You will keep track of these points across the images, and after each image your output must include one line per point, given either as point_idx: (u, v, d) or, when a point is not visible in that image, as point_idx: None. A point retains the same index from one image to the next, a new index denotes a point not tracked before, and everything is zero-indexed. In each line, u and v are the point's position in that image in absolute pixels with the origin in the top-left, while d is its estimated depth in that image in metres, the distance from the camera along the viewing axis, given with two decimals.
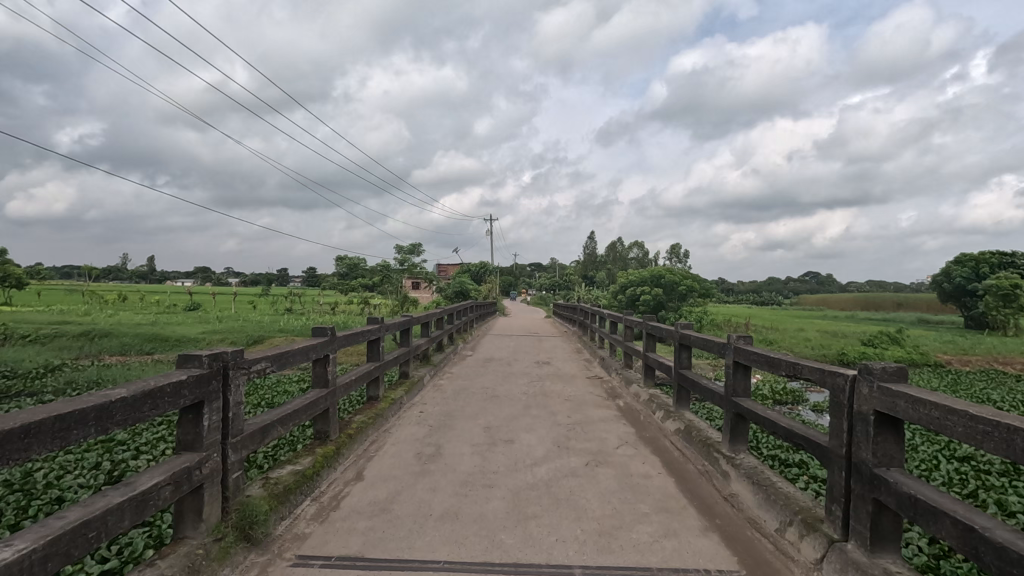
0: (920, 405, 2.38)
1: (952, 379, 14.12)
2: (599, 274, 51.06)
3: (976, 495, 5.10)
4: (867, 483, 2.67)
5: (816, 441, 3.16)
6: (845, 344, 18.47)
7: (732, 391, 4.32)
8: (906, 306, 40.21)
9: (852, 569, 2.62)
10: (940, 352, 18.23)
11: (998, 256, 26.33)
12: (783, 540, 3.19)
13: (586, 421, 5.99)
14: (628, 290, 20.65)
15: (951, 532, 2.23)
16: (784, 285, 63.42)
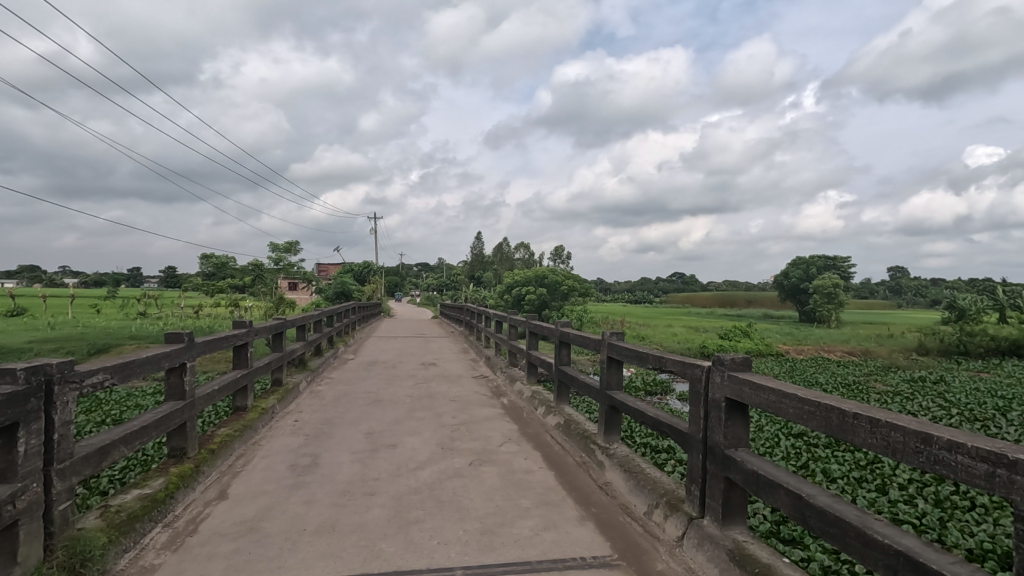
0: (761, 390, 2.69)
1: (790, 366, 16.23)
2: (486, 274, 51.68)
3: (807, 466, 5.93)
4: (720, 463, 2.95)
5: (678, 428, 3.44)
6: (706, 338, 20.46)
7: (606, 385, 4.57)
8: (754, 303, 45.50)
9: (707, 543, 2.89)
10: (780, 342, 20.87)
11: (823, 260, 30.74)
12: (650, 522, 3.44)
13: (471, 420, 6.02)
14: (514, 290, 21.11)
15: (784, 500, 2.54)
16: (655, 284, 68.81)
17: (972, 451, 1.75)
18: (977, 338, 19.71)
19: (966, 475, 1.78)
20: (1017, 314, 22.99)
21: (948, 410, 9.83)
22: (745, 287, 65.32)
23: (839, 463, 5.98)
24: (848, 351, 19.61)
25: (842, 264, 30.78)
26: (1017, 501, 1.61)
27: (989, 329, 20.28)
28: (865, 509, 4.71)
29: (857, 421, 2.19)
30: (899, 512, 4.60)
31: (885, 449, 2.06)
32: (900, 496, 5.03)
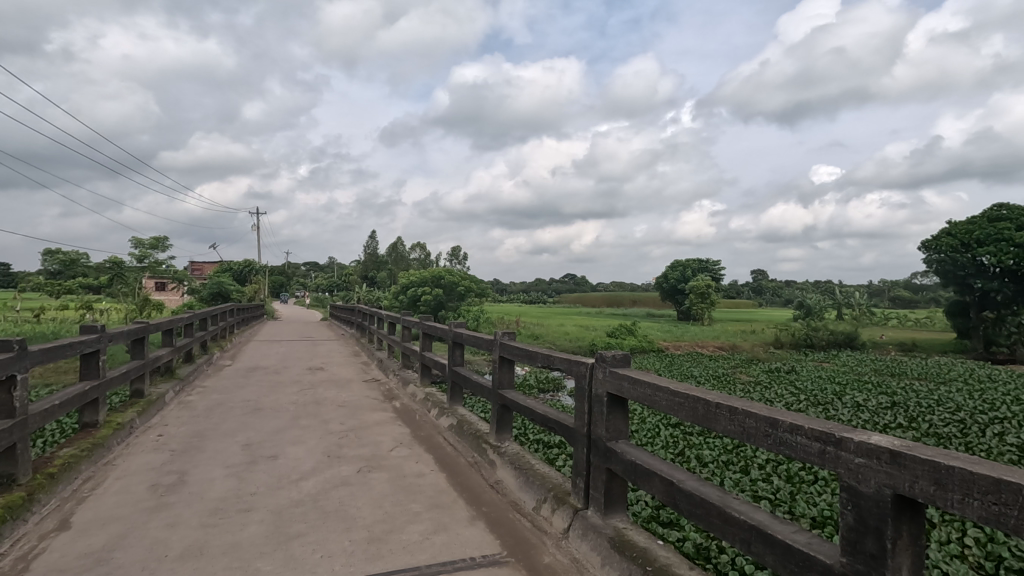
0: (638, 384, 2.86)
1: (669, 361, 17.56)
2: (380, 274, 50.24)
3: (683, 453, 6.45)
4: (602, 455, 3.10)
5: (565, 424, 3.57)
6: (595, 336, 21.46)
7: (498, 384, 4.63)
8: (639, 303, 48.59)
9: (591, 532, 3.02)
10: (661, 339, 22.45)
11: (698, 262, 33.58)
12: (538, 516, 3.53)
13: (360, 426, 5.80)
14: (409, 291, 20.69)
15: (658, 487, 2.72)
16: (549, 284, 71.01)
17: (808, 432, 2.00)
18: (820, 332, 22.66)
19: (803, 454, 2.03)
20: (850, 311, 26.78)
21: (798, 396, 11.22)
22: (630, 287, 69.57)
23: (710, 449, 6.58)
24: (719, 346, 21.60)
25: (713, 267, 33.83)
26: (842, 474, 1.85)
27: (829, 325, 23.42)
28: (731, 489, 5.21)
29: (719, 410, 2.41)
30: (757, 489, 5.15)
31: (741, 434, 2.29)
32: (759, 475, 5.63)
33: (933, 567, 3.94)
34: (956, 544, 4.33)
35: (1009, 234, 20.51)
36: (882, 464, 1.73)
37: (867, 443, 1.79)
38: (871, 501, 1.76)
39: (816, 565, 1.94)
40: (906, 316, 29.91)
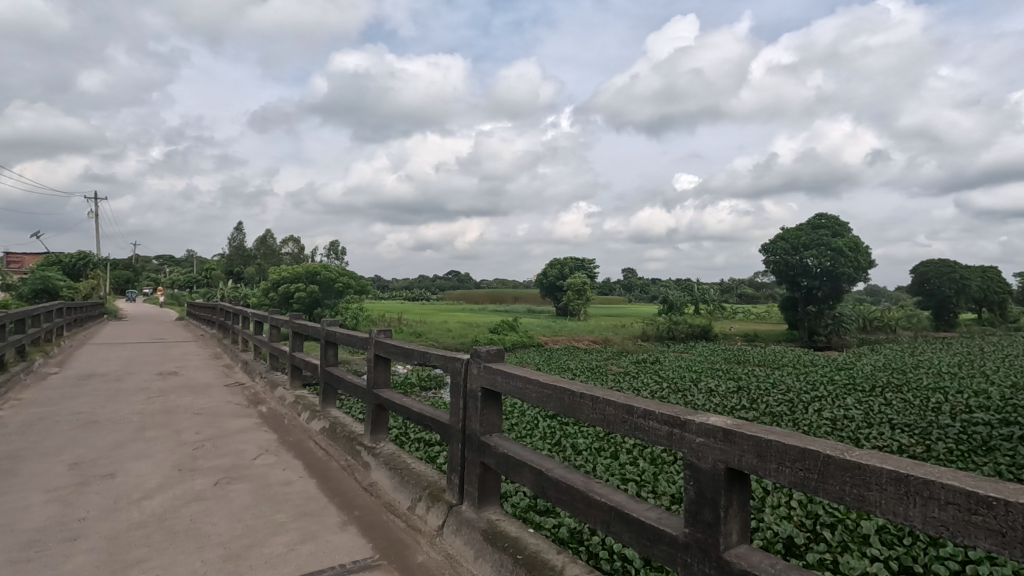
0: (510, 378, 2.94)
1: (548, 355, 18.28)
2: (248, 269, 46.41)
3: (560, 443, 6.77)
4: (476, 450, 3.14)
5: (440, 421, 3.56)
6: (478, 332, 21.67)
7: (373, 383, 4.49)
8: (520, 299, 49.96)
9: (464, 527, 3.05)
10: (541, 334, 23.26)
11: (575, 261, 35.23)
12: (413, 515, 3.49)
13: (220, 434, 5.30)
14: (280, 288, 19.33)
15: (528, 477, 2.82)
16: (432, 281, 70.46)
17: (657, 415, 2.19)
18: (680, 326, 24.96)
19: (654, 436, 2.21)
20: (705, 306, 29.82)
21: (661, 385, 12.28)
22: (512, 284, 71.24)
23: (584, 437, 6.97)
24: (593, 340, 22.89)
25: (589, 265, 35.73)
26: (685, 453, 2.06)
27: (687, 319, 25.88)
28: (602, 474, 5.57)
29: (583, 399, 2.54)
30: (624, 472, 5.55)
31: (602, 421, 2.44)
32: (628, 459, 6.07)
33: (766, 529, 4.54)
34: (785, 507, 5.01)
35: (827, 240, 24.15)
36: (717, 442, 1.95)
37: (706, 423, 1.99)
38: (708, 475, 1.97)
39: (665, 538, 2.14)
40: (748, 311, 33.98)
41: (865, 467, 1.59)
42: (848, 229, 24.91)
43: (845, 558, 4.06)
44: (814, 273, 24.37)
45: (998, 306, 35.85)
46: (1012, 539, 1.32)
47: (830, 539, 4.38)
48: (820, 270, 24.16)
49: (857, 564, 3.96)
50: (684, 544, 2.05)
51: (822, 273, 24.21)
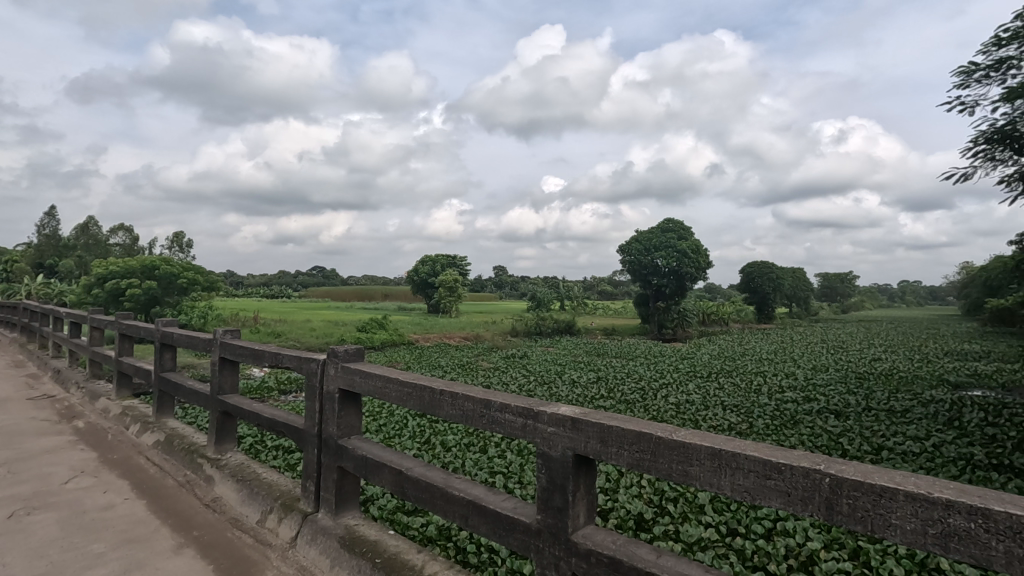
0: (369, 377, 2.86)
1: (418, 353, 18.04)
2: (65, 262, 39.71)
3: (429, 441, 6.74)
4: (333, 454, 3.00)
5: (294, 426, 3.35)
6: (344, 330, 20.71)
7: (218, 389, 4.10)
8: (390, 296, 48.74)
9: (319, 536, 2.91)
10: (411, 332, 22.88)
11: (446, 258, 35.07)
12: (263, 530, 3.24)
13: (19, 457, 4.47)
14: (107, 284, 16.79)
15: (388, 478, 2.77)
16: (295, 277, 66.03)
17: (513, 408, 2.27)
18: (547, 321, 26.11)
19: (510, 428, 2.29)
20: (569, 303, 31.48)
21: (528, 379, 12.75)
22: (382, 281, 69.22)
23: (454, 434, 7.01)
24: (464, 336, 23.05)
25: (460, 262, 35.83)
26: (538, 443, 2.16)
27: (554, 315, 27.13)
28: (471, 469, 5.64)
29: (442, 396, 2.56)
30: (493, 466, 5.68)
31: (461, 416, 2.48)
32: (496, 452, 6.23)
33: (619, 508, 4.94)
34: (636, 486, 5.49)
35: (673, 242, 26.80)
36: (566, 430, 2.07)
37: (556, 413, 2.11)
38: (558, 462, 2.09)
39: (519, 526, 2.23)
40: (608, 307, 36.54)
41: (687, 446, 1.79)
42: (691, 232, 27.88)
43: (685, 527, 4.55)
44: (663, 271, 26.89)
45: (803, 301, 42.48)
46: (796, 496, 1.56)
47: (673, 511, 4.88)
48: (668, 269, 26.73)
49: (694, 532, 4.47)
50: (537, 530, 2.16)
51: (669, 272, 26.81)
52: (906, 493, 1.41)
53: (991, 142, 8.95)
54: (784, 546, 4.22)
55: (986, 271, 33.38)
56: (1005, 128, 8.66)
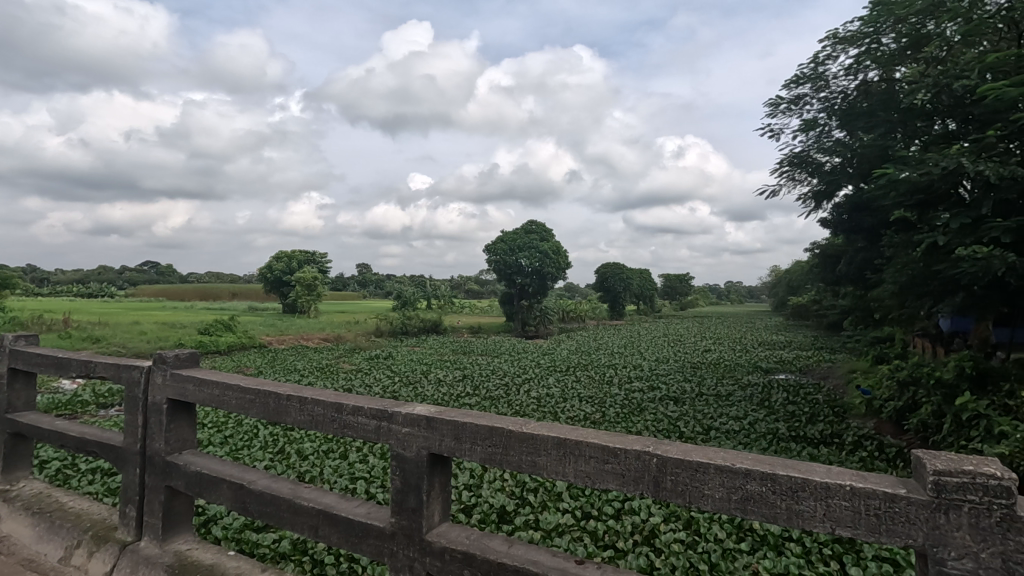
0: (204, 385, 2.59)
1: (272, 356, 16.72)
2: None
3: (283, 451, 6.28)
4: (160, 473, 2.67)
5: (111, 445, 2.92)
6: (182, 333, 18.45)
7: (8, 406, 3.42)
8: (239, 295, 44.49)
9: (142, 567, 2.57)
10: (263, 333, 21.07)
11: (304, 253, 32.34)
12: (68, 568, 2.78)
13: None
14: None
15: (226, 494, 2.53)
16: (120, 273, 57.45)
17: (366, 410, 2.21)
18: (413, 321, 25.72)
19: (363, 432, 2.23)
20: (436, 301, 31.35)
21: (393, 379, 12.48)
22: (229, 278, 62.91)
23: (311, 441, 6.61)
24: (324, 337, 21.83)
25: (320, 258, 33.40)
26: (393, 444, 2.13)
27: (419, 314, 26.82)
28: (330, 477, 5.38)
29: (289, 402, 2.41)
30: (354, 471, 5.47)
31: (310, 422, 2.35)
32: (357, 457, 5.99)
33: (483, 502, 5.03)
34: (500, 479, 5.64)
35: (536, 243, 27.96)
36: (421, 429, 2.07)
37: (411, 413, 2.10)
38: (413, 462, 2.08)
39: (372, 531, 2.18)
40: (474, 305, 37.00)
41: (535, 437, 1.87)
42: (552, 234, 29.28)
43: (544, 515, 4.77)
44: (526, 271, 27.92)
45: (649, 300, 46.83)
46: (629, 477, 1.72)
47: (533, 501, 5.09)
48: (531, 269, 27.82)
49: (553, 519, 4.71)
50: (391, 534, 2.12)
51: (532, 272, 27.90)
52: (715, 466, 1.61)
53: (792, 165, 10.64)
54: (630, 524, 4.63)
55: (789, 274, 39.60)
56: (802, 154, 10.34)
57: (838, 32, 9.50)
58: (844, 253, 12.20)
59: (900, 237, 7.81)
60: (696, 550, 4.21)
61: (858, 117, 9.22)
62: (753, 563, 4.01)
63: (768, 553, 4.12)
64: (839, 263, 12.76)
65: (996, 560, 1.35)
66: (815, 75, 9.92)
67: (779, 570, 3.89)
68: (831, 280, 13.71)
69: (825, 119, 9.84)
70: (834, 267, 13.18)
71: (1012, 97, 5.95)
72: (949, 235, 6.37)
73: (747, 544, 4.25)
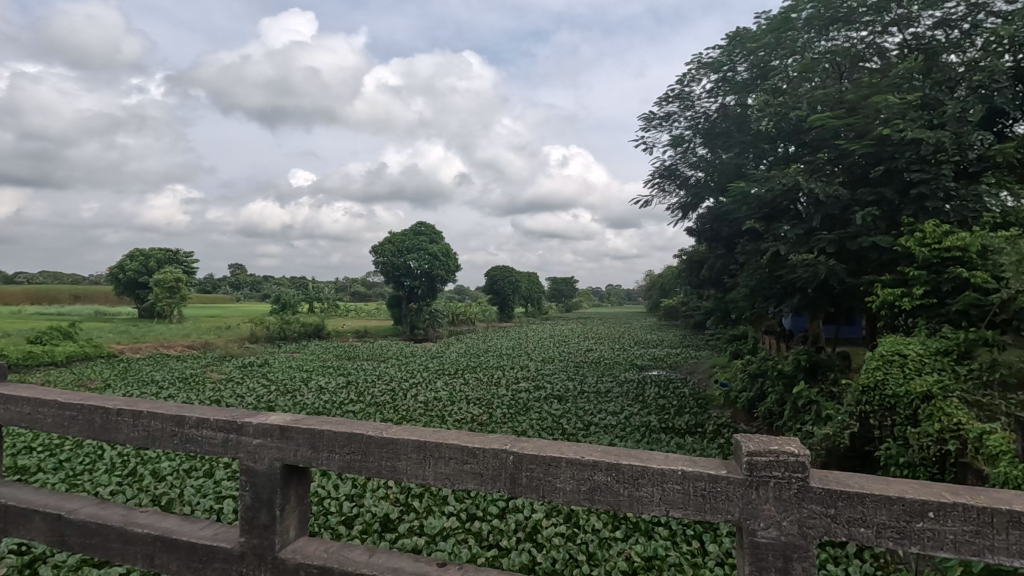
0: (14, 404, 2.28)
1: (123, 367, 14.77)
2: None
3: (134, 474, 5.58)
4: None
5: None
6: (4, 343, 15.69)
7: None
8: (84, 297, 38.85)
9: None
10: (112, 342, 18.56)
11: (164, 252, 28.92)
12: None
13: None
14: None
15: (40, 528, 2.24)
16: None
17: (213, 423, 2.11)
18: (292, 325, 24.13)
19: (208, 446, 2.12)
20: (319, 304, 29.72)
21: (268, 388, 11.61)
22: (71, 279, 54.75)
23: (169, 460, 5.95)
24: (189, 345, 19.71)
25: (183, 257, 30.08)
26: (242, 457, 2.05)
27: (300, 318, 25.20)
28: (192, 497, 4.88)
29: (119, 417, 2.20)
30: (220, 490, 5.01)
31: (146, 439, 2.18)
32: (224, 475, 5.48)
33: (365, 512, 4.83)
34: (383, 487, 5.46)
35: (426, 245, 27.55)
36: (273, 440, 2.02)
37: (262, 424, 2.04)
38: (264, 476, 2.03)
39: (218, 554, 2.05)
40: (360, 308, 35.55)
41: (396, 442, 1.94)
42: (442, 236, 29.02)
43: (428, 520, 4.69)
44: (415, 273, 27.42)
45: (537, 302, 48.18)
46: (486, 475, 1.86)
47: (418, 507, 4.99)
48: (420, 271, 27.38)
49: (437, 523, 4.64)
50: (240, 555, 2.02)
51: (421, 274, 27.55)
52: (566, 459, 1.82)
53: (663, 177, 11.49)
54: (514, 521, 4.72)
55: (662, 277, 42.82)
56: (671, 167, 11.21)
57: (701, 57, 10.43)
58: (706, 259, 13.42)
59: (750, 246, 8.75)
60: (575, 542, 4.38)
61: (718, 136, 10.19)
62: (626, 549, 4.26)
63: (639, 539, 4.40)
64: (702, 268, 14.01)
65: (795, 525, 1.70)
66: (683, 94, 10.80)
67: (648, 553, 4.17)
68: (696, 283, 15.03)
69: (691, 136, 10.75)
70: (698, 272, 14.47)
71: (835, 127, 6.96)
72: (788, 245, 7.26)
73: (622, 532, 4.51)
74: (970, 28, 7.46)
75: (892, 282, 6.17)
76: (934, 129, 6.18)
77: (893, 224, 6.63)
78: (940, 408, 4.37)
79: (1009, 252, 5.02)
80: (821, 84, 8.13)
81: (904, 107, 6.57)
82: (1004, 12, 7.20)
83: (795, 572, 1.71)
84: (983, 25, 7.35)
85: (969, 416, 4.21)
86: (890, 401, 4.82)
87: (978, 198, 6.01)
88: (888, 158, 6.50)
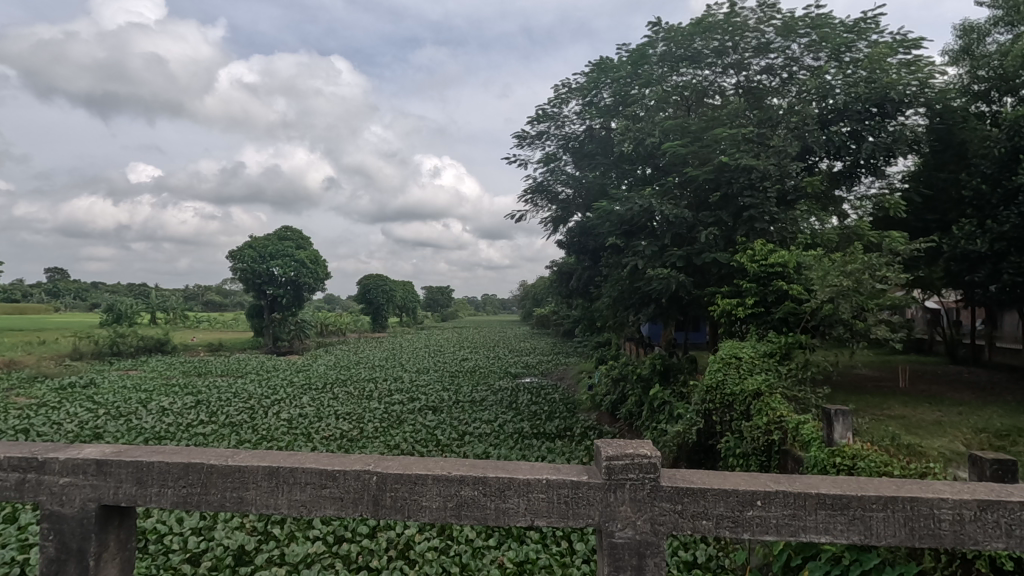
0: None
1: None
2: None
3: None
4: None
5: None
6: None
7: None
8: None
9: None
10: None
11: None
12: None
13: None
14: None
15: None
16: None
17: (5, 462, 1.90)
18: (127, 339, 21.06)
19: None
20: (162, 315, 26.31)
21: (93, 414, 9.94)
22: None
23: None
24: None
25: None
26: (44, 500, 1.89)
27: (138, 331, 22.06)
28: None
29: None
30: (26, 537, 4.19)
31: None
32: (31, 518, 4.60)
33: (216, 546, 4.33)
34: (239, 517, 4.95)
35: (291, 251, 25.69)
36: (88, 477, 1.89)
37: (71, 461, 1.88)
38: (75, 520, 1.89)
39: None
40: (214, 320, 32.11)
41: (243, 471, 1.88)
42: (310, 243, 27.33)
43: (291, 547, 4.32)
44: (278, 281, 25.37)
45: (412, 311, 47.34)
46: (347, 499, 1.87)
47: (278, 534, 4.57)
48: (284, 278, 25.35)
49: (300, 549, 4.30)
50: None
51: (285, 282, 25.51)
52: (432, 477, 1.86)
53: (534, 193, 11.82)
54: (385, 540, 4.50)
55: (533, 287, 44.37)
56: (543, 183, 11.62)
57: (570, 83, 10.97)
58: (574, 271, 14.09)
59: (613, 259, 9.35)
60: (448, 554, 4.31)
61: (585, 156, 10.77)
62: (499, 556, 4.29)
63: (511, 544, 4.45)
64: (571, 279, 14.69)
65: (648, 524, 1.84)
66: (553, 115, 11.28)
67: (520, 558, 4.22)
68: (565, 293, 15.73)
69: (561, 154, 11.25)
70: (567, 282, 15.13)
71: (682, 155, 7.76)
72: (644, 259, 7.87)
73: (494, 540, 4.53)
74: (787, 77, 8.72)
75: (729, 294, 6.96)
76: (761, 161, 7.13)
77: (729, 242, 7.49)
78: (767, 403, 4.99)
79: (817, 268, 5.93)
80: (673, 114, 8.98)
81: (738, 140, 7.53)
82: (811, 66, 8.54)
83: (649, 567, 1.85)
84: (797, 75, 8.64)
85: (788, 409, 4.85)
86: (728, 398, 5.42)
87: (794, 221, 7.04)
88: (725, 183, 7.37)
